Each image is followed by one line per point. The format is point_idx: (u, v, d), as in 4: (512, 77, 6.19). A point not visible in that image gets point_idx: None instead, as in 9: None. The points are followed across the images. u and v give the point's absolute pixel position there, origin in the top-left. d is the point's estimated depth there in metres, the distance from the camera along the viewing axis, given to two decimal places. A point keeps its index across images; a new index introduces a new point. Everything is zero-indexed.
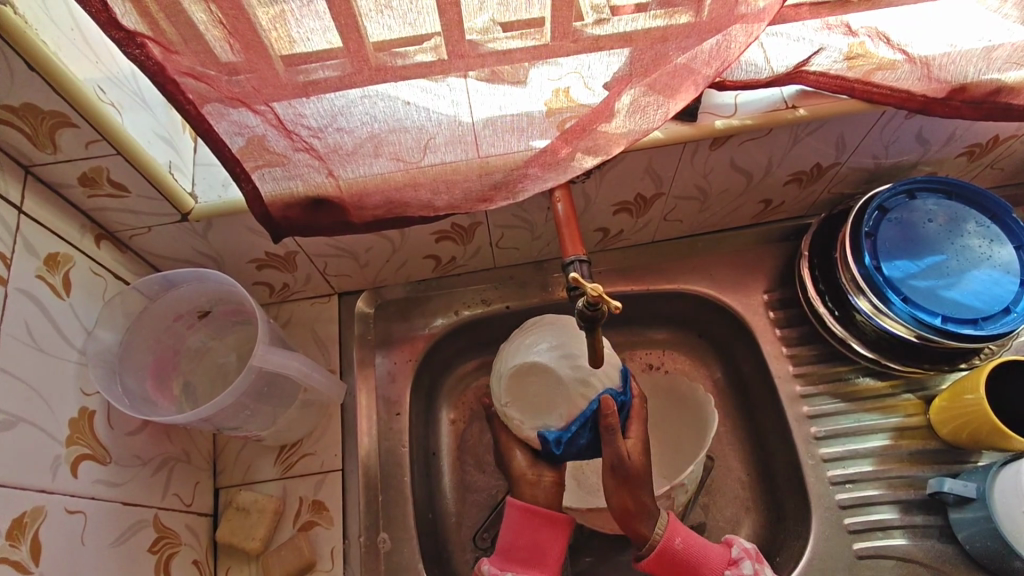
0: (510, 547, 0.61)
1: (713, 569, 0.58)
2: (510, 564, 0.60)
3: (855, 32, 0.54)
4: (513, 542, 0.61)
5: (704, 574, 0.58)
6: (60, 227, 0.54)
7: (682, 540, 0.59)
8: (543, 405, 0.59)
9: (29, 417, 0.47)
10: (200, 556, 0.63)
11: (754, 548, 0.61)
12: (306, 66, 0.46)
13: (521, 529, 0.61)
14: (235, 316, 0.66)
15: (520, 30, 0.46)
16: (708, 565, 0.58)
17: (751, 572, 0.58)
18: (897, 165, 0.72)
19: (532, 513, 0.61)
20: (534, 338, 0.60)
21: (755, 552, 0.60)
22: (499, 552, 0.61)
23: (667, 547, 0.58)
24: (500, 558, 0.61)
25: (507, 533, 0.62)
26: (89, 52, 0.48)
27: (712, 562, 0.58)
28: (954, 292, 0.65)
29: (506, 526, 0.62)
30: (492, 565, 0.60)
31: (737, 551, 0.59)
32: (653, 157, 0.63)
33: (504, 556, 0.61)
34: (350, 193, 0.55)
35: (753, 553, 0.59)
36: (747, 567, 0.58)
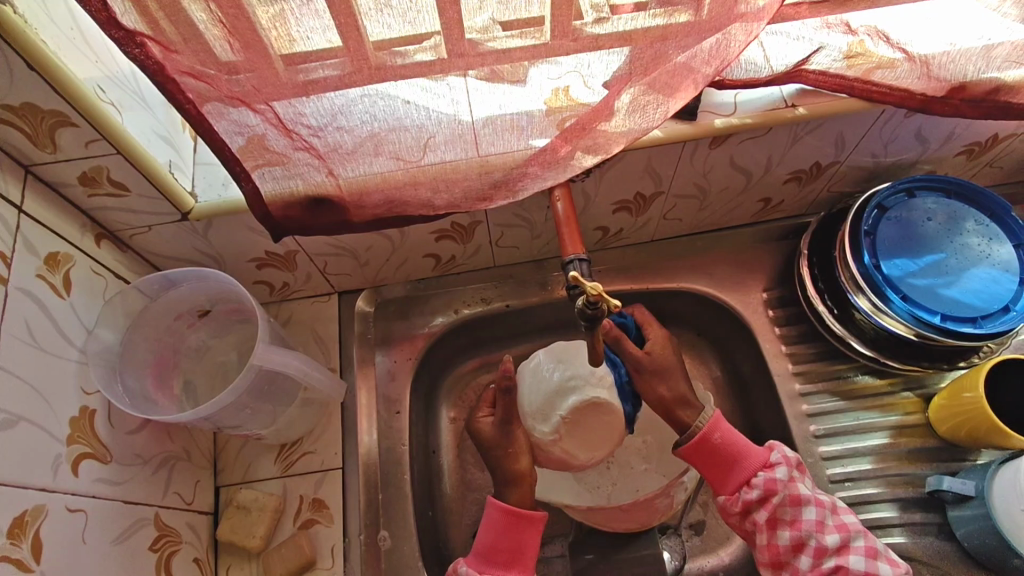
0: (490, 550, 0.61)
1: (748, 465, 0.61)
2: (489, 566, 0.61)
3: (854, 30, 0.54)
4: (494, 544, 0.61)
5: (739, 468, 0.61)
6: (60, 227, 0.54)
7: (721, 436, 0.62)
8: (593, 440, 0.62)
9: (30, 416, 0.48)
10: (200, 554, 0.63)
11: (796, 457, 0.62)
12: (306, 65, 0.46)
13: (505, 530, 0.62)
14: (236, 315, 0.66)
15: (520, 29, 0.46)
16: (746, 460, 0.61)
17: (785, 477, 0.59)
18: (896, 163, 0.72)
19: (514, 515, 0.62)
20: (587, 366, 0.61)
21: (795, 459, 0.61)
22: (478, 554, 0.61)
23: (706, 437, 0.62)
24: (479, 560, 0.61)
25: (488, 534, 0.62)
26: (89, 51, 0.48)
27: (748, 459, 0.61)
28: (953, 291, 0.65)
29: (487, 527, 0.62)
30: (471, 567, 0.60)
31: (776, 456, 0.61)
32: (653, 156, 0.63)
33: (483, 557, 0.61)
34: (350, 193, 0.55)
35: (792, 460, 0.60)
36: (781, 471, 0.59)
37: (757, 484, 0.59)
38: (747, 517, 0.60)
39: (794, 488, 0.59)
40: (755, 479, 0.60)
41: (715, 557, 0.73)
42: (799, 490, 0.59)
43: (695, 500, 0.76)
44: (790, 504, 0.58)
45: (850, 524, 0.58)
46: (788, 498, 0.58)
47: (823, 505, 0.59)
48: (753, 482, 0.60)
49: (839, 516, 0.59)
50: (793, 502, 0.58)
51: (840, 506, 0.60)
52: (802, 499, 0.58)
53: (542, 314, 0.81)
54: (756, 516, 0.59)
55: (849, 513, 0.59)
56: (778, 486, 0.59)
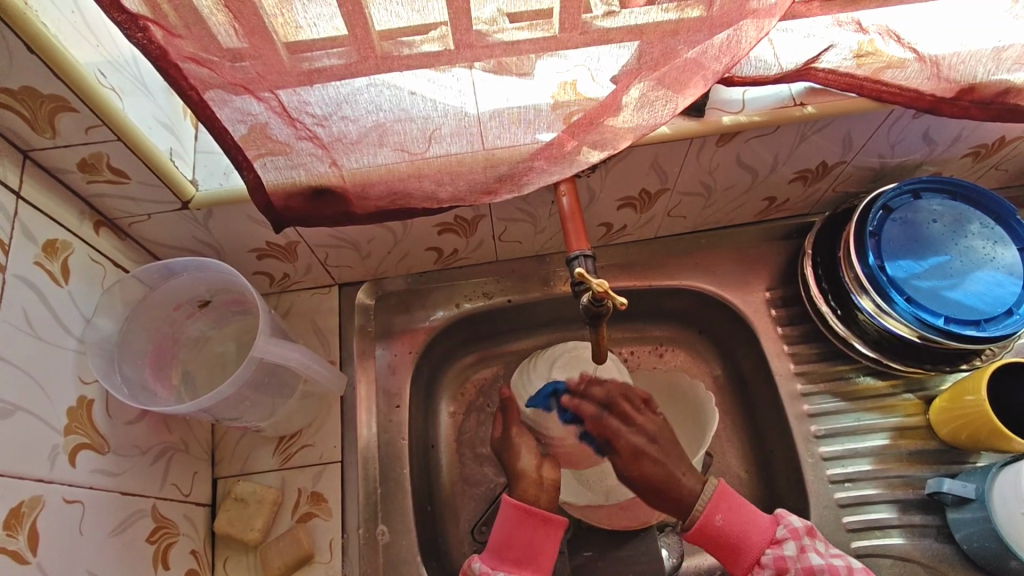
0: (503, 546, 0.60)
1: (754, 545, 0.58)
2: (502, 562, 0.60)
3: (865, 30, 0.54)
4: (506, 540, 0.60)
5: (746, 548, 0.58)
6: (59, 213, 0.53)
7: (722, 518, 0.59)
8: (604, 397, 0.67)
9: (27, 406, 0.47)
10: (197, 546, 0.63)
11: (804, 525, 0.59)
12: (311, 54, 0.45)
13: (517, 527, 0.61)
14: (235, 306, 0.65)
15: (528, 21, 0.45)
16: (750, 540, 0.58)
17: (794, 551, 0.57)
18: (902, 164, 0.71)
19: (526, 511, 0.61)
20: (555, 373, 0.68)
21: (802, 529, 0.59)
22: (490, 550, 0.61)
23: (706, 522, 0.59)
24: (492, 556, 0.60)
25: (501, 530, 0.61)
26: (90, 35, 0.47)
27: (753, 538, 0.58)
28: (956, 293, 0.64)
29: (501, 523, 0.61)
30: (484, 563, 0.60)
31: (781, 530, 0.59)
32: (660, 152, 0.62)
33: (496, 555, 0.60)
34: (353, 184, 0.55)
35: (799, 533, 0.58)
36: (789, 547, 0.58)
37: (767, 563, 0.58)
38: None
39: (805, 561, 0.57)
40: (764, 559, 0.58)
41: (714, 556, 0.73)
42: (812, 561, 0.56)
43: None
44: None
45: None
46: (800, 574, 0.57)
47: (839, 572, 0.56)
48: (763, 561, 0.58)
49: None
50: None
51: (855, 567, 0.57)
52: (815, 570, 0.56)
53: (543, 309, 0.80)
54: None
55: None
56: (788, 565, 0.57)
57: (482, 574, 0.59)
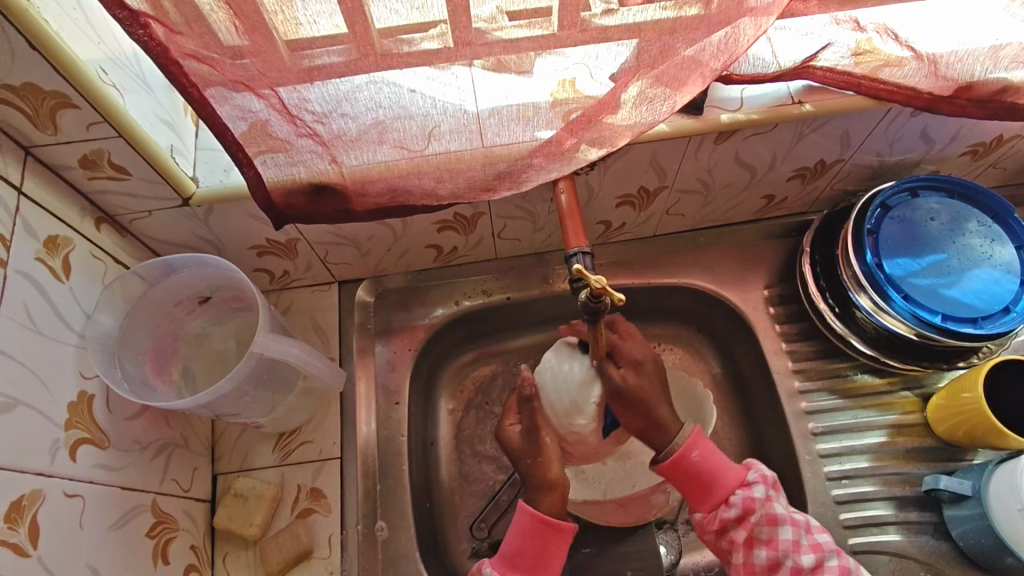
0: (514, 553, 0.61)
1: (724, 484, 0.59)
2: (512, 570, 0.60)
3: (864, 28, 0.54)
4: (518, 549, 0.61)
5: (715, 487, 0.59)
6: (60, 210, 0.54)
7: (699, 454, 0.60)
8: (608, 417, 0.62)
9: (28, 400, 0.47)
10: (197, 541, 0.63)
11: (773, 475, 0.61)
12: (311, 51, 0.45)
13: (531, 536, 0.61)
14: (236, 302, 0.66)
15: (527, 19, 0.46)
16: (721, 480, 0.59)
17: (763, 495, 0.58)
18: (901, 162, 0.72)
19: (543, 523, 0.61)
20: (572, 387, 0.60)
21: (772, 479, 0.60)
22: (502, 556, 0.61)
23: (682, 454, 0.60)
24: (502, 563, 0.61)
25: (515, 538, 0.62)
26: (91, 32, 0.47)
27: (725, 478, 0.59)
28: (954, 291, 0.65)
29: (516, 531, 0.62)
30: (494, 568, 0.60)
31: (753, 475, 0.60)
32: (658, 150, 0.62)
33: (507, 562, 0.61)
34: (353, 181, 0.55)
35: (770, 479, 0.60)
36: (758, 490, 0.59)
37: (736, 503, 0.58)
38: (723, 536, 0.58)
39: (771, 507, 0.58)
40: (733, 498, 0.58)
41: None
42: (776, 509, 0.58)
43: None
44: (767, 523, 0.57)
45: (824, 543, 0.57)
46: (765, 517, 0.57)
47: (800, 524, 0.58)
48: (731, 501, 0.58)
49: (813, 536, 0.58)
50: (769, 521, 0.57)
51: (813, 523, 0.59)
52: (779, 518, 0.57)
53: (542, 307, 0.81)
54: (733, 534, 0.58)
55: (823, 532, 0.58)
56: (756, 505, 0.58)
57: None
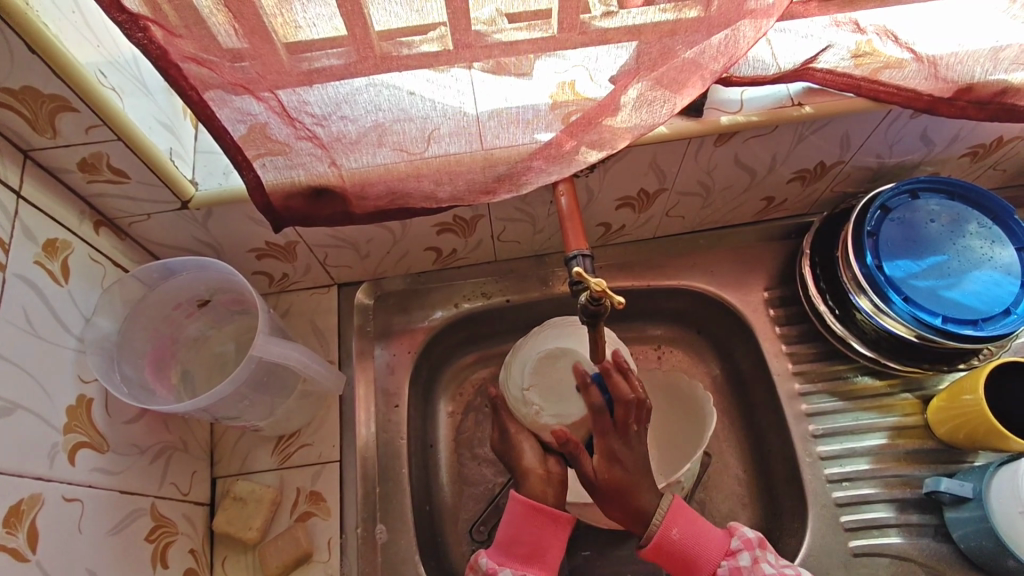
0: (509, 542, 0.61)
1: (709, 559, 0.58)
2: (509, 558, 0.60)
3: (864, 30, 0.54)
4: (513, 537, 0.61)
5: (703, 561, 0.58)
6: (59, 213, 0.53)
7: (679, 533, 0.59)
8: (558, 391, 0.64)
9: (27, 404, 0.47)
10: (196, 545, 0.63)
11: (756, 536, 0.60)
12: (310, 54, 0.45)
13: (526, 524, 0.61)
14: (234, 305, 0.66)
15: (527, 21, 0.45)
16: (706, 553, 0.59)
17: (749, 562, 0.58)
18: (900, 164, 0.71)
19: (537, 510, 0.61)
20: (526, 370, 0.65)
21: (755, 540, 0.60)
22: (498, 545, 0.61)
23: (663, 537, 0.59)
24: (498, 553, 0.61)
25: (509, 527, 0.62)
26: (90, 35, 0.47)
27: (709, 552, 0.58)
28: (954, 293, 0.65)
29: (509, 520, 0.62)
30: (491, 558, 0.60)
31: (736, 542, 0.59)
32: (658, 152, 0.62)
33: (503, 551, 0.61)
34: (352, 183, 0.55)
35: (752, 544, 0.59)
36: (743, 558, 0.58)
37: None
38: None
39: (758, 573, 0.57)
40: (720, 573, 0.58)
41: None
42: (764, 573, 0.57)
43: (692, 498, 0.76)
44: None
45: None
46: None
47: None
48: (719, 575, 0.58)
49: None
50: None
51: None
52: None
53: (542, 309, 0.80)
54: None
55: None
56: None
57: (489, 568, 0.59)
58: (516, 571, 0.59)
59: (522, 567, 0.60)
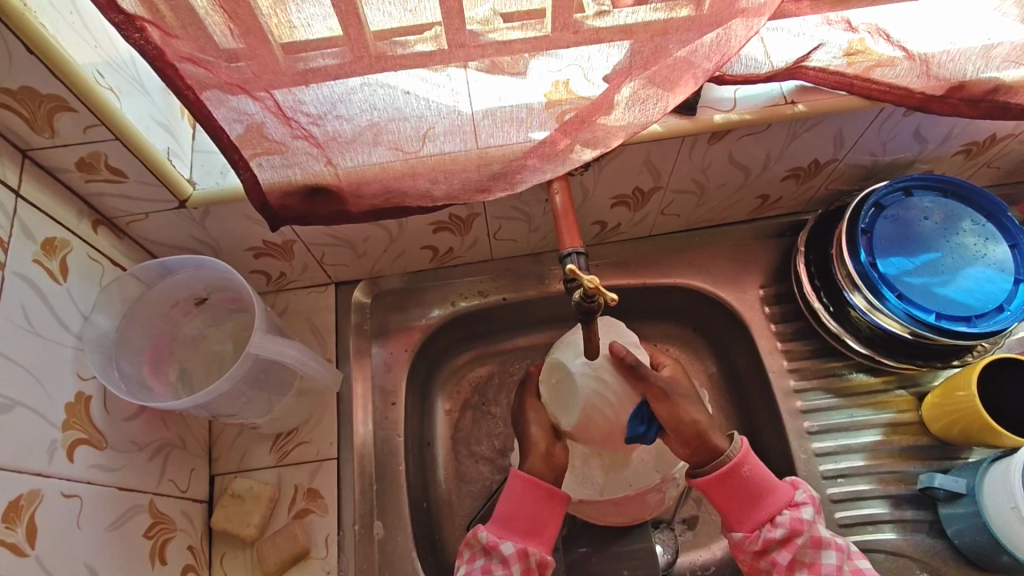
0: (509, 517, 0.61)
1: (772, 504, 0.59)
2: (508, 531, 0.60)
3: (855, 28, 0.55)
4: (513, 512, 0.61)
5: (763, 505, 0.59)
6: (57, 212, 0.54)
7: (750, 470, 0.60)
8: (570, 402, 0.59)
9: (26, 401, 0.48)
10: (194, 541, 0.64)
11: (819, 498, 0.61)
12: (306, 54, 0.46)
13: (526, 500, 0.61)
14: (232, 303, 0.66)
15: (521, 21, 0.46)
16: (770, 498, 0.59)
17: (811, 517, 0.58)
18: (894, 162, 0.72)
19: (537, 486, 0.61)
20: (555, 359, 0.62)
21: (817, 502, 0.61)
22: (498, 520, 0.61)
23: (734, 469, 0.60)
24: (498, 527, 0.61)
25: (509, 503, 0.62)
26: (88, 36, 0.48)
27: (775, 496, 0.59)
28: (947, 290, 0.65)
29: (509, 496, 0.62)
30: (491, 530, 0.60)
31: (800, 496, 0.60)
32: (652, 151, 0.63)
33: (502, 525, 0.61)
34: (348, 182, 0.55)
35: (816, 500, 0.60)
36: (807, 511, 0.59)
37: (782, 523, 0.58)
38: (764, 556, 0.58)
39: (818, 529, 0.58)
40: (779, 518, 0.58)
41: (707, 552, 0.74)
42: (822, 532, 0.58)
43: (688, 495, 0.76)
44: (813, 544, 0.57)
45: (867, 569, 0.57)
46: (810, 539, 0.57)
47: (842, 549, 0.58)
48: (777, 520, 0.58)
49: (853, 561, 0.57)
50: (814, 544, 0.57)
51: (853, 549, 0.59)
52: (824, 541, 0.57)
53: (539, 307, 0.81)
54: (773, 554, 0.58)
55: (864, 559, 0.58)
56: (803, 527, 0.58)
57: (489, 543, 0.59)
58: (517, 544, 0.59)
59: (523, 541, 0.60)
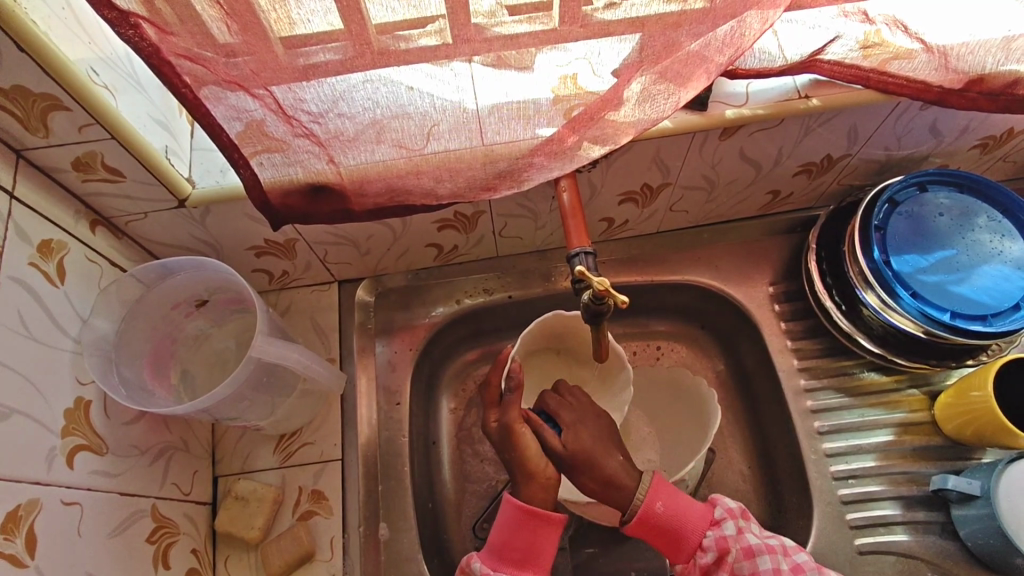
0: (502, 547, 0.58)
1: (695, 529, 0.58)
2: (502, 563, 0.58)
3: (872, 19, 0.53)
4: (507, 541, 0.58)
5: (686, 535, 0.58)
6: (53, 213, 0.53)
7: (662, 504, 0.58)
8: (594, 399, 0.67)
9: (24, 409, 0.47)
10: (198, 544, 0.63)
11: (738, 507, 0.60)
12: (306, 49, 0.44)
13: (518, 529, 0.58)
14: (233, 304, 0.65)
15: (527, 14, 0.44)
16: (691, 526, 0.58)
17: (734, 531, 0.58)
18: (908, 156, 0.70)
19: (530, 514, 0.58)
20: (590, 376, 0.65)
21: (738, 511, 0.60)
22: (490, 549, 0.59)
23: (647, 510, 0.58)
24: (492, 556, 0.58)
25: (502, 530, 0.59)
26: (81, 32, 0.46)
27: (693, 522, 0.58)
28: (962, 288, 0.64)
29: (501, 524, 0.59)
30: (484, 563, 0.58)
31: (719, 512, 0.59)
32: (662, 147, 0.61)
33: (496, 555, 0.58)
34: (351, 181, 0.54)
35: (736, 513, 0.59)
36: (728, 527, 0.58)
37: (710, 546, 0.57)
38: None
39: (744, 540, 0.57)
40: (706, 542, 0.58)
41: None
42: (751, 542, 0.57)
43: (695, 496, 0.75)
44: (744, 558, 0.56)
45: (804, 563, 0.56)
46: (739, 552, 0.57)
47: (776, 549, 0.57)
48: (705, 545, 0.58)
49: (791, 557, 0.57)
50: (746, 555, 0.57)
51: (789, 545, 0.58)
52: (754, 550, 0.56)
53: (544, 305, 0.80)
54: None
55: (801, 551, 0.58)
56: (729, 544, 0.57)
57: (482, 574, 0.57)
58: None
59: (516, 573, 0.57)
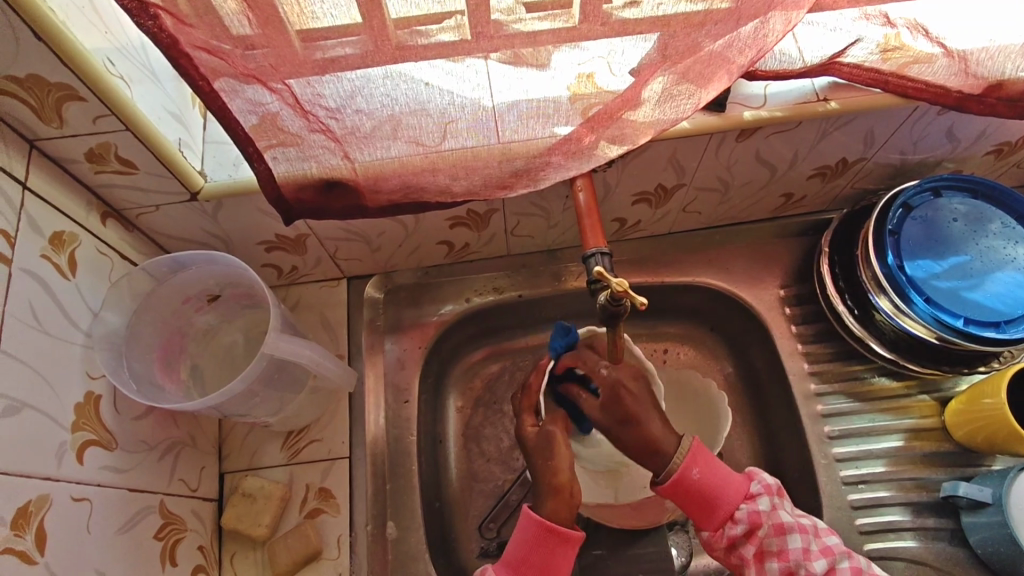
0: (520, 562, 0.57)
1: (729, 501, 0.57)
2: None
3: (893, 22, 0.52)
4: (524, 557, 0.56)
5: (720, 505, 0.56)
6: (66, 205, 0.52)
7: (700, 473, 0.56)
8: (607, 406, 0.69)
9: (34, 403, 0.46)
10: (205, 541, 0.62)
11: (775, 483, 0.60)
12: (325, 43, 0.43)
13: (535, 545, 0.56)
14: (244, 299, 0.64)
15: (549, 11, 0.44)
16: (725, 496, 0.57)
17: (768, 507, 0.57)
18: (922, 161, 0.70)
19: (548, 531, 0.56)
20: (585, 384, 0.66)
21: (774, 487, 0.59)
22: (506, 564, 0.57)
23: (684, 475, 0.56)
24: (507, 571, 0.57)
25: (519, 546, 0.57)
26: (98, 21, 0.45)
27: (729, 494, 0.57)
28: (976, 294, 0.63)
29: (519, 540, 0.57)
30: None
31: (756, 486, 0.59)
32: (678, 147, 0.60)
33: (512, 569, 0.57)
34: (366, 176, 0.53)
35: (772, 489, 0.59)
36: (763, 502, 0.57)
37: (742, 518, 0.57)
38: (733, 550, 0.57)
39: (777, 517, 0.57)
40: (738, 514, 0.57)
41: None
42: (782, 519, 0.57)
43: None
44: (774, 534, 0.56)
45: (834, 546, 0.58)
46: (771, 528, 0.56)
47: (807, 529, 0.57)
48: (736, 516, 0.57)
49: (822, 539, 0.58)
50: (777, 532, 0.56)
51: (820, 526, 0.59)
52: (786, 528, 0.56)
53: (554, 305, 0.79)
54: (741, 549, 0.57)
55: (831, 534, 0.59)
56: (762, 519, 0.57)
57: None
58: None
59: None
